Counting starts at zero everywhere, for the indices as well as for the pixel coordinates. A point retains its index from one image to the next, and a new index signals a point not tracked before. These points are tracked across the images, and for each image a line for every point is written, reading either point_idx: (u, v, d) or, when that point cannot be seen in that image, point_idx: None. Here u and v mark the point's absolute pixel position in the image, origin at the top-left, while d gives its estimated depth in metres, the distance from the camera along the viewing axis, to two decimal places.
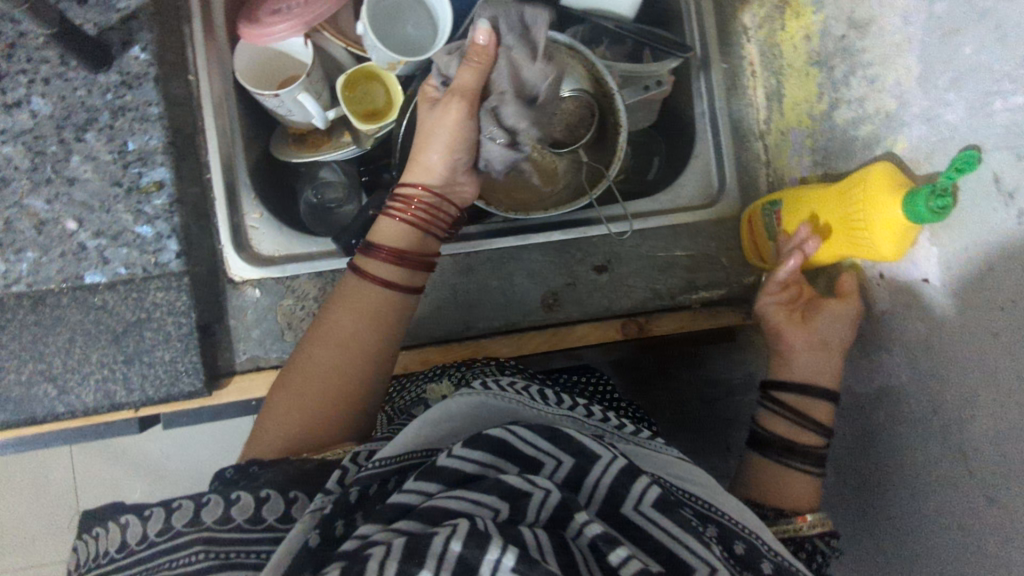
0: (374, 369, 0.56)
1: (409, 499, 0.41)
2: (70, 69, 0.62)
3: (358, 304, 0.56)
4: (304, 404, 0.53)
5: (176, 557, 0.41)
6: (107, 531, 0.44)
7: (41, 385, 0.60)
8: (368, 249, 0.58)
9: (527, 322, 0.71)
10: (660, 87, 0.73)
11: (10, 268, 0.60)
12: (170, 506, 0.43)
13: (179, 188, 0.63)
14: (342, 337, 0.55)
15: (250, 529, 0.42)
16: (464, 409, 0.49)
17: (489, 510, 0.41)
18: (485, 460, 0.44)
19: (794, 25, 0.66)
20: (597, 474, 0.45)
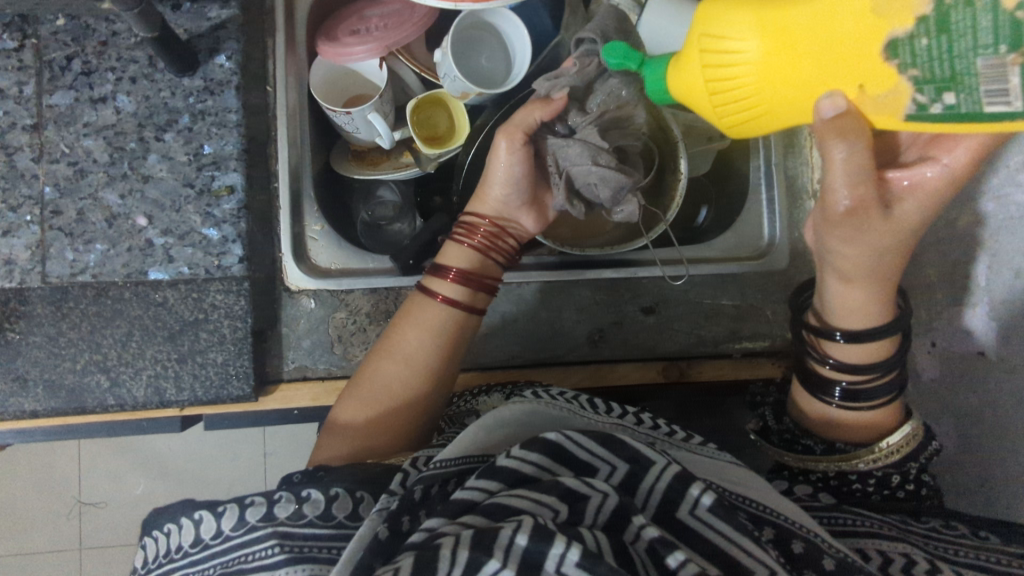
0: (438, 389, 0.59)
1: (471, 496, 0.42)
2: (157, 70, 0.63)
3: (426, 324, 0.59)
4: (371, 412, 0.57)
5: (253, 550, 0.41)
6: (177, 527, 0.44)
7: (94, 376, 0.60)
8: (437, 270, 0.60)
9: (573, 356, 0.72)
10: (722, 140, 0.76)
11: (77, 259, 0.61)
12: (242, 502, 0.43)
13: (248, 194, 0.65)
14: (413, 356, 0.58)
15: (322, 526, 0.42)
16: (517, 417, 0.50)
17: (549, 510, 0.40)
18: (543, 462, 0.44)
19: None
20: (652, 479, 0.44)
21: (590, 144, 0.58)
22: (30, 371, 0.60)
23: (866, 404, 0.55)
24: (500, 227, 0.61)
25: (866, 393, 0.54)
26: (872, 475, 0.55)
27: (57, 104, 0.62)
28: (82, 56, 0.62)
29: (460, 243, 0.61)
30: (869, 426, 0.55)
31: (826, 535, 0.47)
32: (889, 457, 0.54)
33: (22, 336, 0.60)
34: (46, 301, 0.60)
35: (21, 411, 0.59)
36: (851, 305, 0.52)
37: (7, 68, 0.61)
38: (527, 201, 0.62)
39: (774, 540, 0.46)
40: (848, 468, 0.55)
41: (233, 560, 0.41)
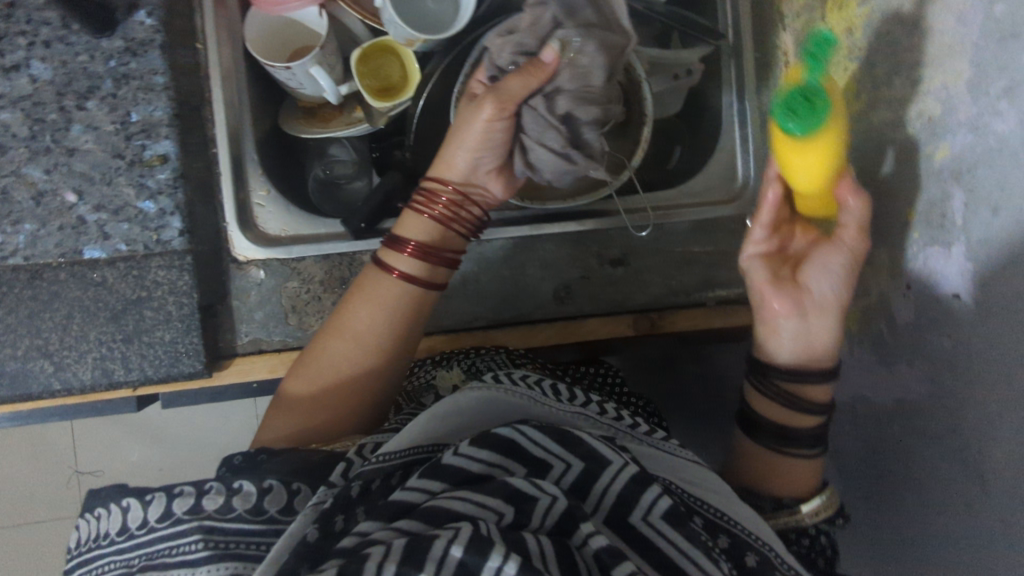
0: (392, 366, 0.58)
1: (410, 497, 0.40)
2: (73, 32, 0.59)
3: (376, 300, 0.56)
4: (317, 389, 0.56)
5: (176, 544, 0.41)
6: (105, 513, 0.43)
7: (38, 361, 0.58)
8: (394, 242, 0.57)
9: (539, 315, 0.69)
10: (689, 76, 0.72)
11: (7, 240, 0.58)
12: (170, 492, 0.42)
13: (184, 163, 0.61)
14: (364, 335, 0.56)
15: (252, 521, 0.42)
16: (472, 402, 0.48)
17: (493, 513, 0.38)
18: (493, 460, 0.42)
19: (835, 17, 0.63)
20: (606, 480, 0.42)
21: (543, 115, 0.53)
22: None
23: (800, 451, 0.57)
24: (462, 194, 0.57)
25: (794, 432, 0.56)
26: (807, 532, 0.56)
27: None
28: None
29: (419, 212, 0.57)
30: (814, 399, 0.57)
31: (776, 539, 0.46)
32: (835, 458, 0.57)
33: None
34: None
35: None
36: (805, 336, 0.56)
37: None
38: (491, 165, 0.58)
39: (728, 549, 0.46)
40: (787, 525, 0.56)
41: (156, 553, 0.41)
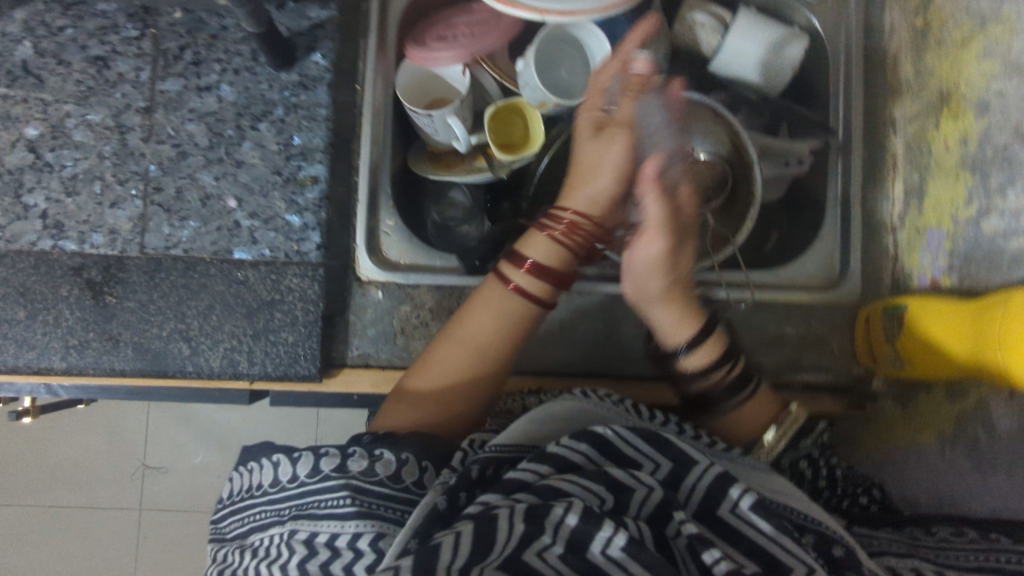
0: (496, 370, 0.64)
1: (523, 478, 0.47)
2: (259, 64, 0.67)
3: (493, 308, 0.63)
4: (435, 391, 0.62)
5: (325, 498, 0.48)
6: (260, 467, 0.53)
7: (177, 343, 0.65)
8: (513, 257, 0.65)
9: (629, 370, 0.73)
10: (799, 164, 0.76)
11: (172, 234, 0.65)
12: (318, 452, 0.51)
13: (330, 185, 0.68)
14: (480, 338, 0.63)
15: (389, 486, 0.49)
16: (566, 413, 0.55)
17: (597, 498, 0.45)
18: (590, 453, 0.48)
19: (949, 126, 0.67)
20: (694, 479, 0.48)
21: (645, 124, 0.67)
22: (121, 333, 0.64)
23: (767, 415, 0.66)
24: (581, 216, 0.66)
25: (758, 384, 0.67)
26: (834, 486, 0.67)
27: (168, 89, 0.66)
28: (194, 47, 0.67)
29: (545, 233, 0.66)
30: (763, 412, 0.66)
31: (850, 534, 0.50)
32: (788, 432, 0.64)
33: (118, 301, 0.64)
34: (141, 271, 0.65)
35: (110, 369, 0.64)
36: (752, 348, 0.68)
37: (128, 54, 0.66)
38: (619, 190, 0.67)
39: (817, 543, 0.49)
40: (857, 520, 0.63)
41: (307, 504, 0.48)
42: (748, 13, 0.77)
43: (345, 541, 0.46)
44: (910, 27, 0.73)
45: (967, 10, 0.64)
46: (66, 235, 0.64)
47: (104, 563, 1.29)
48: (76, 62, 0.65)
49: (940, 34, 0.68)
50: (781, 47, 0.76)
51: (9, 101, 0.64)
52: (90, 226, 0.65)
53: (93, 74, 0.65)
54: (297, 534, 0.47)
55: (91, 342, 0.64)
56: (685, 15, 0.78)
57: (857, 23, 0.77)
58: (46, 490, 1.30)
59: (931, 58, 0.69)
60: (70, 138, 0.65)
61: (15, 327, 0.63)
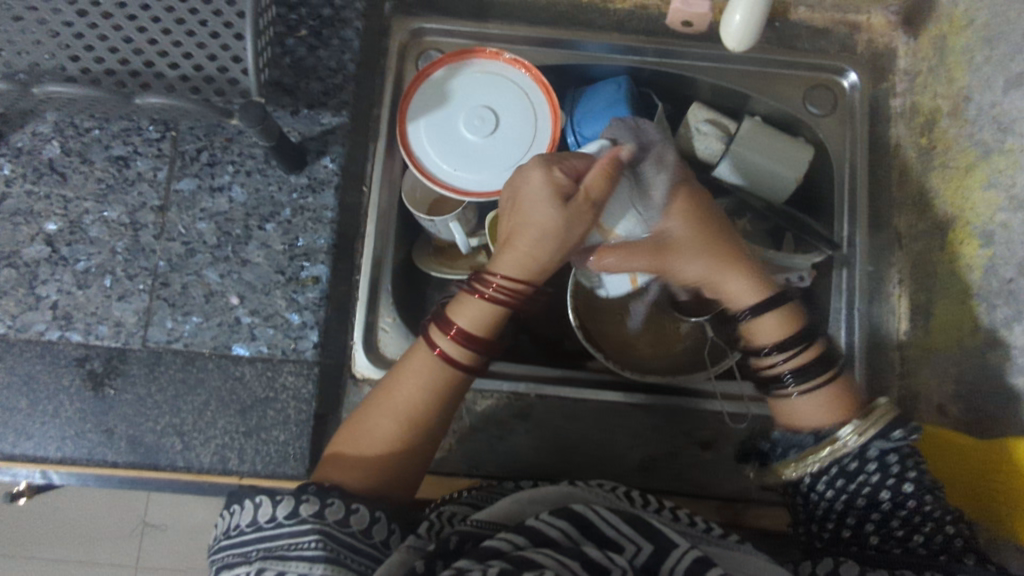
0: (426, 432, 0.62)
1: (499, 546, 0.47)
2: (270, 167, 0.70)
3: (419, 378, 0.62)
4: (366, 461, 0.59)
5: (297, 540, 0.52)
6: (241, 507, 0.55)
7: (171, 437, 0.66)
8: (442, 323, 0.63)
9: (622, 481, 0.70)
10: (801, 280, 0.73)
11: (175, 328, 0.67)
12: (298, 498, 0.54)
13: (330, 285, 0.69)
14: (405, 409, 0.61)
15: (359, 539, 0.54)
16: (556, 494, 0.54)
17: (570, 574, 0.44)
18: (569, 530, 0.48)
19: (955, 252, 0.66)
20: (672, 561, 0.47)
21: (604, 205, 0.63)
22: (118, 426, 0.65)
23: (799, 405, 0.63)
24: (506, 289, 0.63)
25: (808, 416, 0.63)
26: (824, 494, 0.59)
27: (182, 189, 0.69)
28: (210, 149, 0.70)
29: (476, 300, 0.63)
30: (824, 410, 0.62)
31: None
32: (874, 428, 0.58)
33: (117, 392, 0.66)
34: (141, 364, 0.66)
35: (103, 460, 0.65)
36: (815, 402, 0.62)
37: (148, 155, 0.69)
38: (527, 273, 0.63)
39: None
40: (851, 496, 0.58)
41: (281, 545, 0.52)
42: (752, 123, 0.77)
43: None
44: (916, 145, 0.73)
45: (970, 138, 0.65)
46: (73, 326, 0.66)
47: None
48: (99, 162, 0.69)
49: (946, 156, 0.68)
50: (779, 156, 0.76)
51: (33, 196, 0.68)
52: (97, 318, 0.66)
53: (114, 172, 0.69)
54: (265, 572, 0.51)
55: (87, 432, 0.65)
56: (690, 121, 0.78)
57: (865, 136, 0.75)
58: (45, 547, 1.30)
59: (936, 178, 0.69)
60: (86, 233, 0.68)
61: (16, 415, 0.65)
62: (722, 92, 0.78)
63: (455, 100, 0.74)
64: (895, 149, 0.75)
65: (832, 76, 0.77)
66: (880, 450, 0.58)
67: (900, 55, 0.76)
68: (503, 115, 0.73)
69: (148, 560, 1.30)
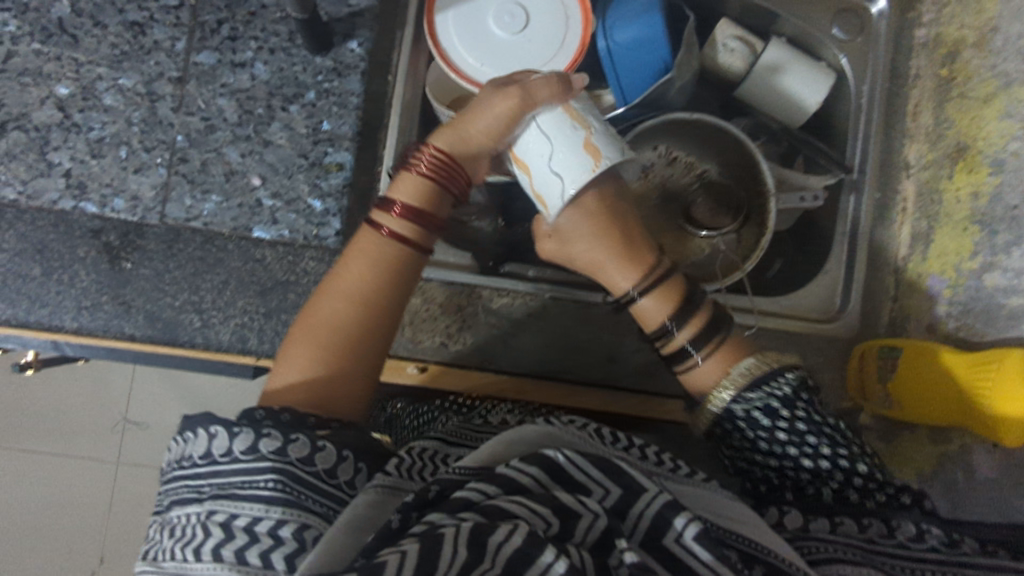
0: (387, 294, 0.59)
1: (469, 497, 0.43)
2: (294, 46, 0.68)
3: (371, 254, 0.59)
4: (330, 349, 0.56)
5: (253, 479, 0.45)
6: (188, 436, 0.48)
7: (189, 314, 0.65)
8: (382, 202, 0.59)
9: (625, 383, 0.74)
10: (816, 200, 0.73)
11: (194, 206, 0.66)
12: (260, 432, 0.47)
13: (354, 174, 0.69)
14: (350, 292, 0.58)
15: (322, 482, 0.47)
16: (531, 437, 0.50)
17: (543, 520, 0.42)
18: (541, 476, 0.45)
19: (962, 179, 0.69)
20: (644, 505, 0.44)
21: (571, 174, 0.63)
22: (136, 299, 0.65)
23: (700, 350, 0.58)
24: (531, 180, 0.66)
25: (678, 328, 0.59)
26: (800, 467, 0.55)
27: (202, 62, 0.67)
28: (231, 22, 0.67)
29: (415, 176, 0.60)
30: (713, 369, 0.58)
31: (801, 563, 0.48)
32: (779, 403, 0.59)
33: (133, 267, 0.65)
34: (160, 239, 0.65)
35: (120, 332, 0.65)
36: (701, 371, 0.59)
37: (166, 23, 0.66)
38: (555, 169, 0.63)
39: None
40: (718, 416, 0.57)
41: (233, 484, 0.45)
42: (780, 43, 0.76)
43: (266, 527, 0.44)
44: (935, 76, 0.75)
45: (993, 69, 0.67)
46: (88, 196, 0.65)
47: (76, 514, 1.30)
48: (112, 25, 0.66)
49: (964, 86, 0.71)
50: (800, 76, 0.76)
51: (42, 57, 0.65)
52: (113, 190, 0.65)
53: (128, 39, 0.66)
54: (216, 516, 0.44)
55: (103, 303, 0.64)
56: (716, 37, 0.77)
57: (886, 62, 0.76)
58: (25, 435, 1.30)
59: (954, 108, 0.72)
60: (100, 100, 0.65)
61: (29, 282, 0.64)
62: (751, 9, 0.79)
63: None
64: (915, 80, 0.77)
65: (861, 1, 0.78)
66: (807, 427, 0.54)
67: None
68: (534, 16, 0.71)
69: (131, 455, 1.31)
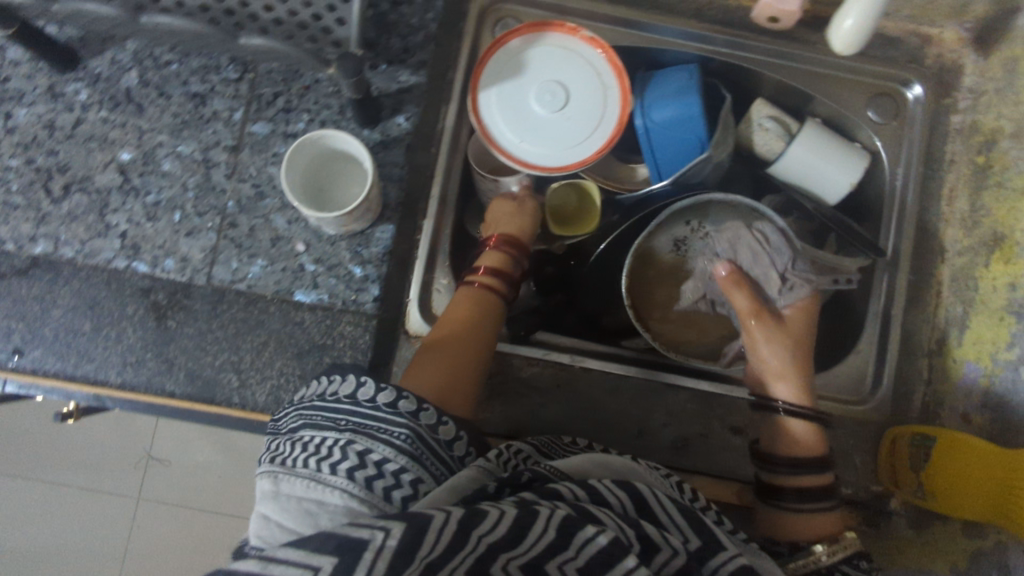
0: (488, 336, 0.65)
1: (563, 489, 0.46)
2: (344, 118, 0.71)
3: (465, 313, 0.65)
4: (435, 349, 0.62)
5: (384, 427, 0.50)
6: (339, 379, 0.54)
7: (228, 374, 0.67)
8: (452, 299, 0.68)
9: (654, 458, 0.73)
10: (848, 283, 0.74)
11: (239, 268, 0.68)
12: (387, 395, 0.52)
13: (394, 242, 0.71)
14: (455, 341, 0.63)
15: (430, 447, 0.51)
16: (619, 466, 0.54)
17: (628, 538, 0.44)
18: (626, 501, 0.48)
19: (999, 270, 0.69)
20: (719, 562, 0.46)
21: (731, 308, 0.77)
22: (178, 357, 0.67)
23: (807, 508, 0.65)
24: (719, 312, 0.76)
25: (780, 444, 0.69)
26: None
27: (256, 132, 0.70)
28: (287, 95, 0.71)
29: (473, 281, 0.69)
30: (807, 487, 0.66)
31: None
32: (843, 554, 0.62)
33: (178, 325, 0.67)
34: (205, 300, 0.68)
35: (161, 389, 0.66)
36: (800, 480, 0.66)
37: (225, 95, 0.70)
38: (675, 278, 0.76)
39: None
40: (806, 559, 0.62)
41: (366, 426, 0.50)
42: (814, 125, 0.78)
43: (389, 467, 0.47)
44: (971, 162, 0.76)
45: None
46: (140, 257, 0.67)
47: (96, 550, 1.31)
48: (176, 96, 0.69)
49: (1001, 176, 0.71)
50: (834, 159, 0.78)
51: (108, 124, 0.68)
52: (164, 251, 0.68)
53: (190, 109, 0.69)
54: (354, 445, 0.48)
55: (148, 360, 0.66)
56: (752, 116, 0.79)
57: (922, 148, 0.77)
58: (52, 470, 1.32)
59: (991, 197, 0.72)
60: (159, 166, 0.69)
61: (79, 338, 0.66)
62: (788, 90, 0.81)
63: (531, 72, 0.74)
64: (950, 165, 0.78)
65: (897, 86, 0.79)
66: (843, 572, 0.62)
67: (967, 72, 0.78)
68: (573, 96, 0.73)
69: (153, 493, 1.32)
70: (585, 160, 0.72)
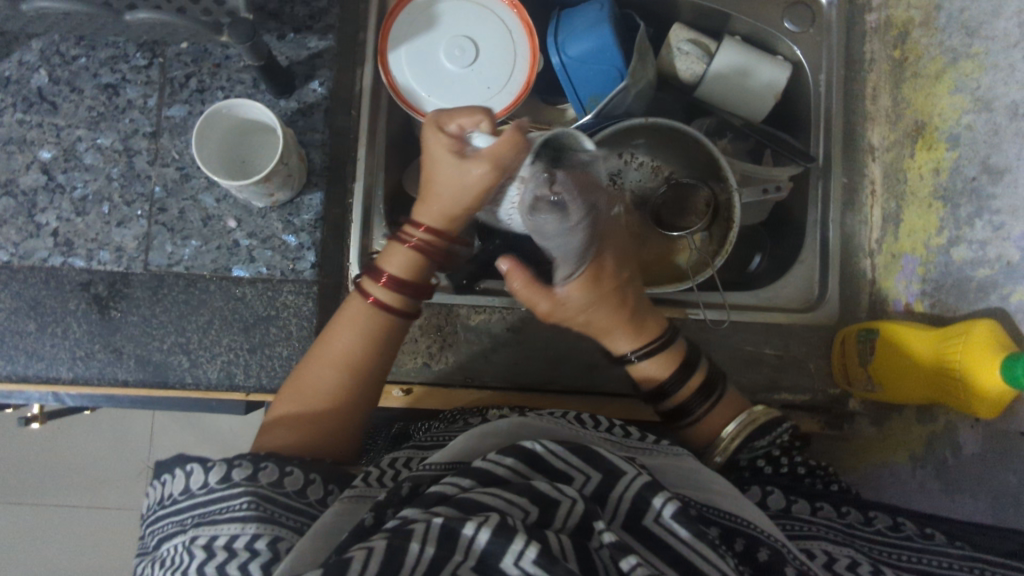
0: (370, 368, 0.61)
1: (444, 490, 0.44)
2: (258, 91, 0.71)
3: (355, 328, 0.61)
4: (317, 414, 0.59)
5: (229, 503, 0.47)
6: (171, 478, 0.50)
7: (177, 356, 0.68)
8: (373, 271, 0.62)
9: (610, 387, 0.74)
10: (778, 192, 0.75)
11: (174, 252, 0.69)
12: (232, 463, 0.49)
13: (325, 207, 0.71)
14: (336, 360, 0.60)
15: (293, 499, 0.50)
16: (506, 431, 0.53)
17: (520, 510, 0.43)
18: (517, 467, 0.46)
19: (924, 156, 0.71)
20: (621, 488, 0.46)
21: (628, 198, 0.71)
22: (126, 345, 0.68)
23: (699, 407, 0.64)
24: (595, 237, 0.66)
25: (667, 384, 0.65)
26: (762, 449, 0.61)
27: (173, 115, 0.70)
28: (199, 75, 0.71)
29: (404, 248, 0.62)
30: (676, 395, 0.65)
31: (780, 535, 0.49)
32: (748, 432, 0.62)
33: (122, 314, 0.68)
34: (145, 287, 0.68)
35: (114, 379, 0.67)
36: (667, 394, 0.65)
37: (137, 82, 0.70)
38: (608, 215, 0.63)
39: (746, 552, 0.48)
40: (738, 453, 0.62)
41: (211, 510, 0.47)
42: (733, 41, 0.78)
43: (242, 542, 0.45)
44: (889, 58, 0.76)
45: (940, 46, 0.70)
46: (76, 252, 0.68)
47: (106, 560, 1.33)
48: (88, 90, 0.70)
49: (918, 67, 0.72)
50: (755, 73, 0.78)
51: (25, 125, 0.69)
52: (98, 244, 0.68)
53: (104, 101, 0.70)
54: (197, 539, 0.45)
55: (96, 352, 0.67)
56: (672, 39, 0.79)
57: (841, 50, 0.77)
58: (48, 491, 1.32)
59: (911, 89, 0.72)
60: (81, 160, 0.69)
61: (25, 338, 0.67)
62: (704, 11, 0.80)
63: (441, 24, 0.74)
64: (872, 63, 0.78)
65: None
66: (768, 444, 0.61)
67: None
68: (484, 44, 0.73)
69: None
70: (507, 108, 0.73)
